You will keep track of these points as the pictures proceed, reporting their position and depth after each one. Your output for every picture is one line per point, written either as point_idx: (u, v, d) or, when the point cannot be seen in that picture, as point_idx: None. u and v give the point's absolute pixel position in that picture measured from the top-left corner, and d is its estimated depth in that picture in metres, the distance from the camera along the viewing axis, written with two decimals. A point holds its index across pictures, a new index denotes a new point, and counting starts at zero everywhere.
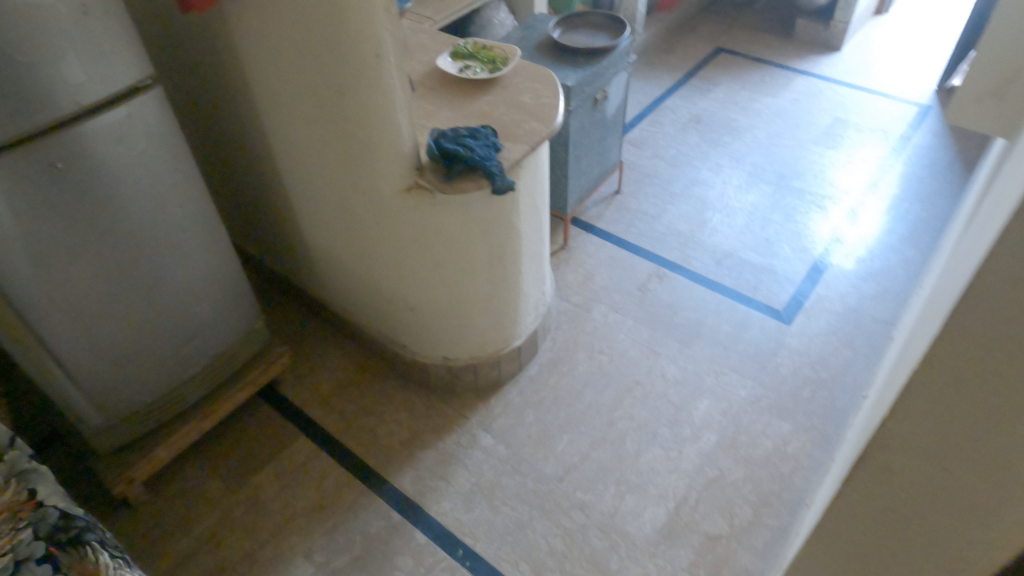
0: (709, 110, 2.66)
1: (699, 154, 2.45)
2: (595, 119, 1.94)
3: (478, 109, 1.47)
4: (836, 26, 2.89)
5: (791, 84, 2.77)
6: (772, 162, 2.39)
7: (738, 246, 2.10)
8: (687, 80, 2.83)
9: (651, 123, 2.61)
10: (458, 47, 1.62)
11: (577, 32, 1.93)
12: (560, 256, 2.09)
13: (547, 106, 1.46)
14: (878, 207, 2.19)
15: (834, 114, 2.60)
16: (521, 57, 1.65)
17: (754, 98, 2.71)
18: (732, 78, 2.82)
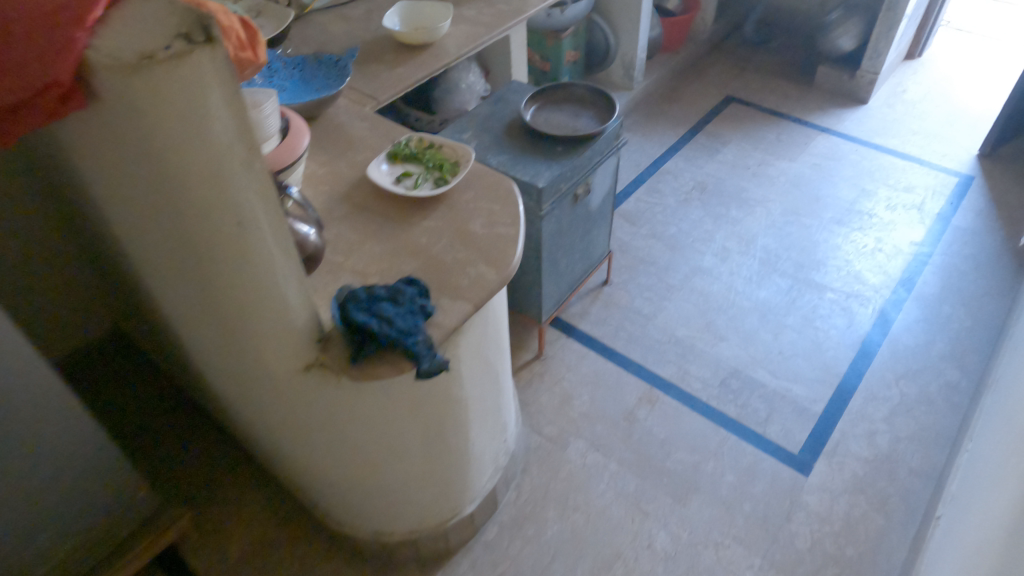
0: (716, 175, 2.32)
1: (702, 234, 2.11)
2: (576, 215, 1.61)
3: (414, 242, 1.14)
4: (862, 77, 2.54)
5: (810, 144, 2.43)
6: (788, 248, 2.05)
7: (746, 360, 1.76)
8: (690, 137, 2.49)
9: (648, 191, 2.27)
10: (399, 146, 1.30)
11: (558, 110, 1.60)
12: (533, 369, 1.76)
13: (503, 239, 1.13)
14: (913, 315, 1.85)
15: (859, 184, 2.26)
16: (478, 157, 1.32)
17: (768, 161, 2.37)
18: (743, 135, 2.48)
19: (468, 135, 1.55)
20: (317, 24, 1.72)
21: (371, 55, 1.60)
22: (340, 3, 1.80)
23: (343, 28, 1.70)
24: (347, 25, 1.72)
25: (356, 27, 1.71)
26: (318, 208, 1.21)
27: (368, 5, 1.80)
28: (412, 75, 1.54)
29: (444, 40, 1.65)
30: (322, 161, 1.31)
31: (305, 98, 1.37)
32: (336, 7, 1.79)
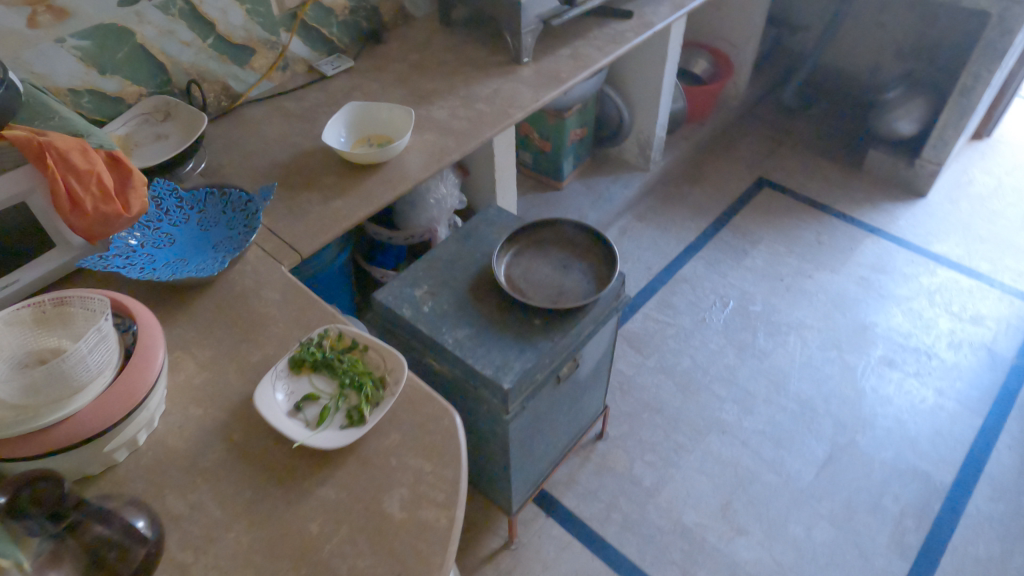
0: (742, 288, 1.94)
1: (721, 371, 1.74)
2: (560, 395, 1.24)
3: (298, 532, 0.78)
4: (923, 167, 2.14)
5: (857, 250, 2.04)
6: (827, 398, 1.67)
7: (770, 567, 1.39)
8: (713, 233, 2.11)
9: (660, 307, 1.90)
10: (308, 347, 0.94)
11: (541, 258, 1.24)
12: (501, 564, 1.40)
13: (427, 535, 0.77)
14: (983, 510, 1.46)
15: (916, 309, 1.87)
16: (413, 369, 0.94)
17: (804, 271, 1.99)
18: (777, 233, 2.10)
19: (423, 292, 1.19)
20: (249, 124, 1.37)
21: (305, 177, 1.25)
22: (283, 92, 1.46)
23: (279, 130, 1.36)
24: (284, 126, 1.37)
25: (295, 130, 1.36)
26: (181, 450, 0.86)
27: (317, 97, 1.45)
28: (350, 212, 1.18)
29: (402, 157, 1.29)
30: (205, 362, 0.96)
31: (197, 271, 1.04)
32: (277, 98, 1.44)
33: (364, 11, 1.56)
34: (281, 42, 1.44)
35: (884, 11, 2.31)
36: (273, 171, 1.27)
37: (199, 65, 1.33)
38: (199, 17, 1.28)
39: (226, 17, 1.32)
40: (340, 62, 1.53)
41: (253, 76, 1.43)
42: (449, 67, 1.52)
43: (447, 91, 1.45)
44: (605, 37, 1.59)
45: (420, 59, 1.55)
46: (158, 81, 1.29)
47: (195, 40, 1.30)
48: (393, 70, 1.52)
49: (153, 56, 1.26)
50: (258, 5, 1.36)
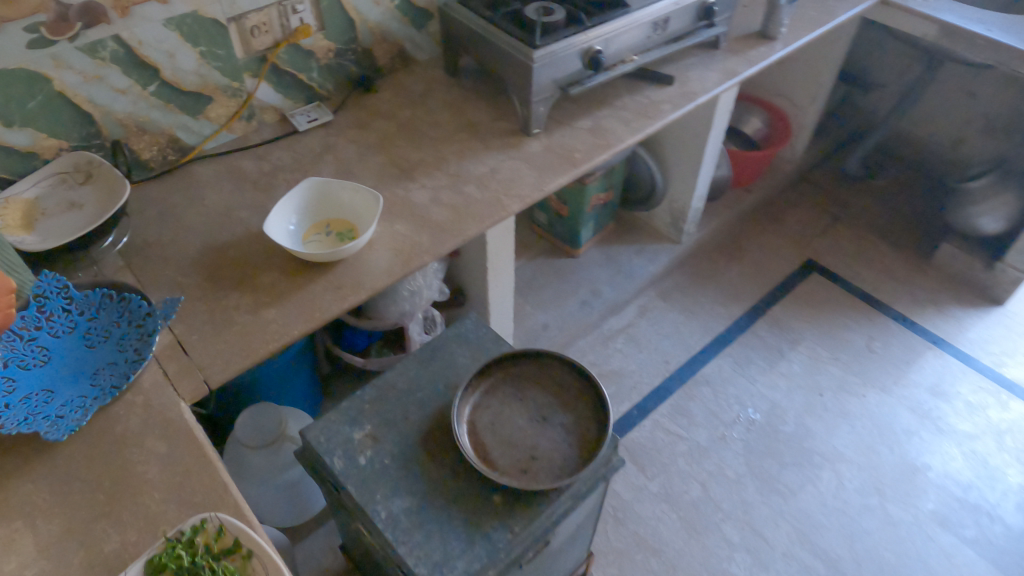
0: (773, 400, 1.67)
1: (737, 507, 1.47)
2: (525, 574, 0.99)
3: None
4: (1004, 272, 1.82)
5: (915, 366, 1.74)
6: (860, 560, 1.39)
7: None
8: (745, 325, 1.83)
9: (673, 414, 1.63)
10: (174, 546, 0.71)
11: (518, 402, 1.00)
12: None
13: None
14: None
15: (980, 453, 1.56)
16: None
17: (849, 386, 1.70)
18: (822, 334, 1.81)
19: (363, 436, 0.96)
20: (193, 189, 1.15)
21: (240, 271, 1.02)
22: (244, 147, 1.23)
23: (227, 201, 1.13)
24: (234, 195, 1.14)
25: (245, 202, 1.13)
26: None
27: (281, 157, 1.22)
28: (282, 328, 0.95)
29: (363, 254, 1.05)
30: (46, 544, 0.73)
31: (57, 419, 0.80)
32: (235, 154, 1.22)
33: (353, 54, 1.32)
34: (246, 88, 1.21)
35: (975, 80, 1.98)
36: (206, 256, 1.05)
37: (137, 115, 1.11)
38: (137, 60, 1.06)
39: (173, 60, 1.10)
40: (317, 113, 1.29)
41: (209, 127, 1.21)
42: (443, 132, 1.27)
43: (435, 165, 1.20)
44: (636, 109, 1.33)
45: (412, 117, 1.31)
46: (84, 134, 1.07)
47: (133, 86, 1.08)
48: (377, 129, 1.28)
49: (77, 106, 1.04)
50: (216, 47, 1.13)
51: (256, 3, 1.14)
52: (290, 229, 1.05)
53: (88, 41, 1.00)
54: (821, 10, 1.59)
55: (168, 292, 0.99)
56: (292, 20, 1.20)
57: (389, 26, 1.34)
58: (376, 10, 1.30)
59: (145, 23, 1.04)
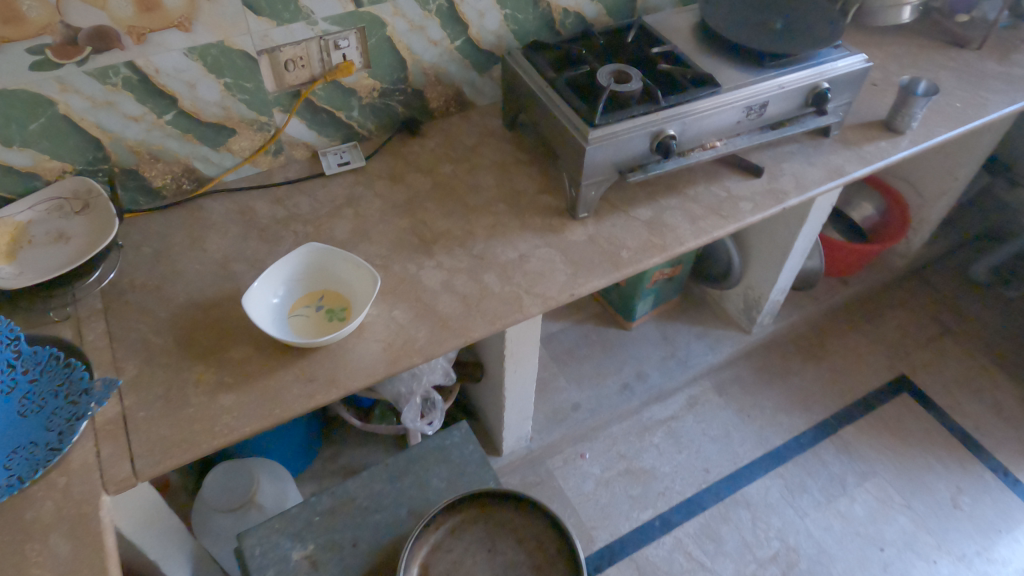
0: (822, 544, 1.43)
1: None
2: None
3: None
4: None
5: (1009, 538, 1.44)
6: None
7: None
8: (808, 443, 1.59)
9: (700, 535, 1.43)
10: None
11: (485, 553, 0.85)
12: None
13: None
14: None
15: None
16: None
17: (919, 545, 1.43)
18: (899, 473, 1.54)
19: (302, 558, 0.84)
20: (199, 229, 1.07)
21: (214, 339, 0.93)
22: (265, 185, 1.14)
23: (228, 249, 1.04)
24: (236, 243, 1.05)
25: (246, 254, 1.04)
26: None
27: (299, 203, 1.11)
28: (236, 422, 0.84)
29: (350, 342, 0.93)
30: None
31: None
32: (253, 192, 1.12)
33: (400, 95, 1.19)
34: (275, 123, 1.11)
35: None
36: (187, 314, 0.96)
37: (151, 143, 1.03)
38: (153, 88, 0.98)
39: (194, 90, 1.01)
40: (351, 156, 1.18)
41: (231, 159, 1.12)
42: (480, 199, 1.13)
43: (460, 240, 1.06)
44: (710, 204, 1.13)
45: (451, 175, 1.17)
46: (90, 158, 1.00)
47: (147, 115, 1.00)
48: (409, 184, 1.15)
49: (84, 130, 0.97)
50: (243, 79, 1.03)
51: (292, 36, 1.03)
52: (274, 301, 0.93)
53: (99, 66, 0.92)
54: (967, 103, 1.31)
55: (135, 353, 0.91)
56: (333, 56, 1.08)
57: (446, 68, 1.20)
58: (433, 50, 1.16)
59: (163, 51, 0.95)
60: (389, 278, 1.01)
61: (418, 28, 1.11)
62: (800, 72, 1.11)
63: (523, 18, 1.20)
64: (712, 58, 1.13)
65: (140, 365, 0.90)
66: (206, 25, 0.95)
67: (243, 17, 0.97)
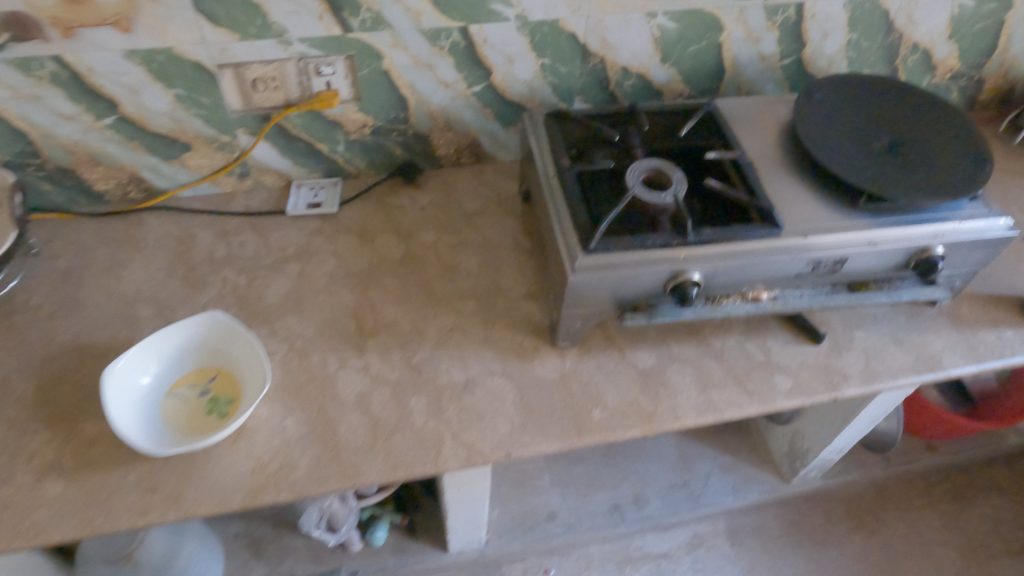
0: None
1: None
2: None
3: None
4: None
5: None
6: None
7: None
8: None
9: None
10: None
11: None
12: None
13: None
14: None
15: None
16: None
17: None
18: None
19: None
20: (126, 250, 0.93)
21: (75, 400, 0.78)
22: (220, 210, 0.98)
23: (145, 284, 0.89)
24: (156, 277, 0.90)
25: (159, 294, 0.88)
26: None
27: (245, 243, 0.94)
28: (49, 521, 0.69)
29: (218, 449, 0.76)
30: None
31: None
32: (202, 218, 0.97)
33: (399, 136, 0.99)
34: (240, 145, 0.94)
35: None
36: (64, 357, 0.82)
37: (88, 145, 0.89)
38: (87, 87, 0.82)
39: (138, 97, 0.85)
40: (325, 196, 1.00)
41: (186, 175, 0.96)
42: (450, 289, 0.91)
43: (403, 340, 0.86)
44: (734, 369, 0.85)
45: (431, 247, 0.96)
46: (17, 150, 0.87)
47: (81, 115, 0.85)
48: (377, 248, 0.95)
49: (7, 121, 0.84)
50: (198, 93, 0.86)
51: (261, 54, 0.84)
52: (141, 381, 0.77)
53: (19, 56, 0.78)
54: None
55: None
56: (314, 81, 0.88)
57: (459, 115, 0.98)
58: (443, 92, 0.94)
59: (96, 49, 0.79)
60: (300, 372, 0.82)
61: (425, 65, 0.90)
62: (902, 228, 0.80)
63: (566, 71, 0.95)
64: (786, 180, 0.85)
65: None
66: (149, 27, 0.78)
67: (195, 24, 0.79)
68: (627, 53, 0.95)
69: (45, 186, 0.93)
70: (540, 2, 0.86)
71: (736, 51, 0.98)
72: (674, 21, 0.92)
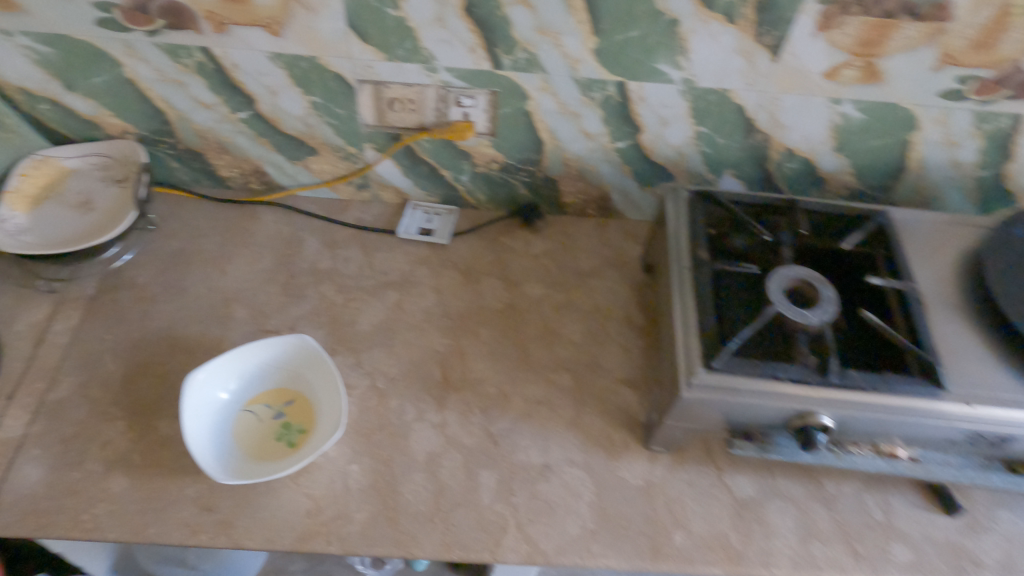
0: None
1: None
2: None
3: None
4: None
5: None
6: None
7: None
8: None
9: None
10: None
11: None
12: None
13: None
14: None
15: None
16: None
17: None
18: None
19: None
20: (236, 242, 0.92)
21: (157, 393, 0.78)
22: (332, 218, 0.96)
23: (246, 282, 0.88)
24: (258, 278, 0.88)
25: (257, 297, 0.87)
26: None
27: (350, 259, 0.92)
28: (106, 518, 0.69)
29: (279, 481, 0.73)
30: None
31: None
32: (314, 223, 0.95)
33: (527, 177, 0.93)
34: (365, 158, 0.91)
35: None
36: (156, 345, 0.82)
37: (220, 134, 0.88)
38: (229, 81, 0.81)
39: (275, 98, 0.82)
40: (439, 224, 0.95)
41: (307, 177, 0.94)
42: (546, 355, 0.85)
43: (487, 402, 0.80)
44: (845, 524, 0.74)
45: (536, 302, 0.90)
46: (155, 128, 0.88)
47: (219, 106, 0.84)
48: (480, 291, 0.90)
49: (150, 100, 0.84)
50: (334, 103, 0.83)
51: (404, 76, 0.79)
52: (219, 397, 0.76)
53: (170, 42, 0.77)
54: None
55: (78, 368, 0.79)
56: (451, 111, 0.83)
57: (595, 167, 0.90)
58: (584, 142, 0.87)
59: (244, 48, 0.77)
60: (375, 415, 0.78)
61: (570, 114, 0.83)
62: None
63: (723, 143, 0.86)
64: (961, 328, 0.71)
65: (73, 387, 0.77)
66: (298, 34, 0.75)
67: (344, 38, 0.75)
68: (797, 135, 0.83)
69: (174, 164, 0.93)
70: (712, 69, 0.76)
71: (925, 154, 0.85)
72: (861, 111, 0.80)
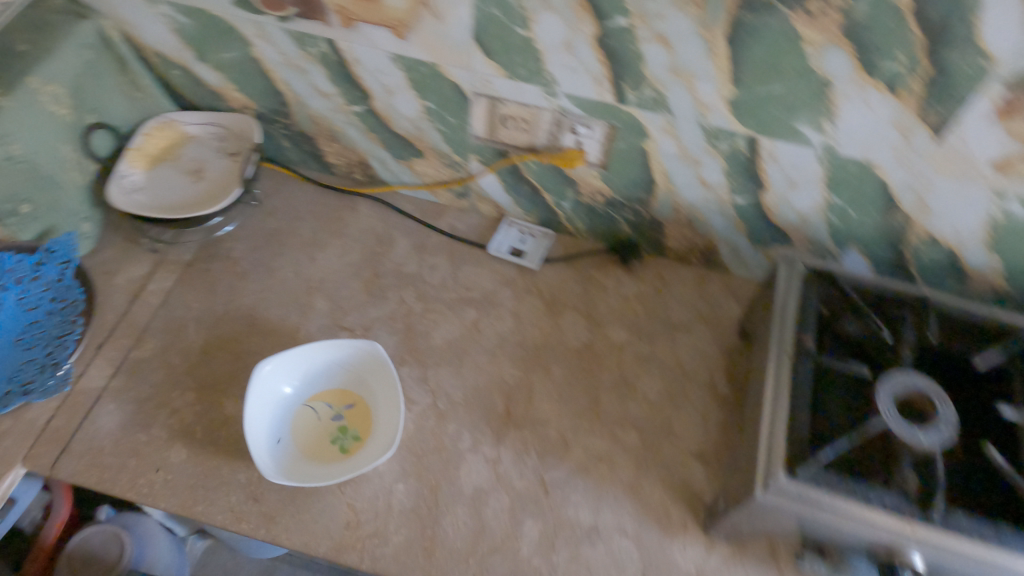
0: None
1: None
2: None
3: None
4: None
5: None
6: None
7: None
8: None
9: None
10: None
11: None
12: None
13: None
14: None
15: None
16: None
17: None
18: None
19: None
20: (331, 231, 0.92)
21: (230, 371, 0.79)
22: (427, 221, 0.94)
23: (333, 273, 0.88)
24: (345, 271, 0.88)
25: (340, 291, 0.87)
26: None
27: (436, 267, 0.90)
28: (161, 486, 0.71)
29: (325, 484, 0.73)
30: None
31: None
32: (409, 224, 0.94)
33: (631, 215, 0.87)
34: (470, 168, 0.88)
35: None
36: (238, 321, 0.83)
37: (333, 123, 0.88)
38: (348, 75, 0.80)
39: (391, 97, 0.81)
40: (532, 247, 0.92)
41: (410, 176, 0.93)
42: (617, 408, 0.80)
43: (545, 447, 0.77)
44: None
45: (617, 348, 0.85)
46: (273, 107, 0.89)
47: (336, 96, 0.83)
48: (561, 325, 0.86)
49: (272, 81, 0.84)
50: (447, 111, 0.81)
51: (522, 96, 0.76)
52: (283, 391, 0.76)
53: (299, 30, 0.76)
54: None
55: (164, 332, 0.82)
56: (565, 137, 0.79)
57: (707, 218, 0.84)
58: (699, 190, 0.80)
59: (368, 45, 0.75)
60: (431, 436, 0.77)
61: (691, 160, 0.76)
62: None
63: (857, 218, 0.77)
64: None
65: (156, 349, 0.80)
66: (423, 39, 0.73)
67: (468, 50, 0.72)
68: (945, 224, 0.73)
69: (286, 144, 0.94)
70: (859, 138, 0.68)
71: None
72: None
